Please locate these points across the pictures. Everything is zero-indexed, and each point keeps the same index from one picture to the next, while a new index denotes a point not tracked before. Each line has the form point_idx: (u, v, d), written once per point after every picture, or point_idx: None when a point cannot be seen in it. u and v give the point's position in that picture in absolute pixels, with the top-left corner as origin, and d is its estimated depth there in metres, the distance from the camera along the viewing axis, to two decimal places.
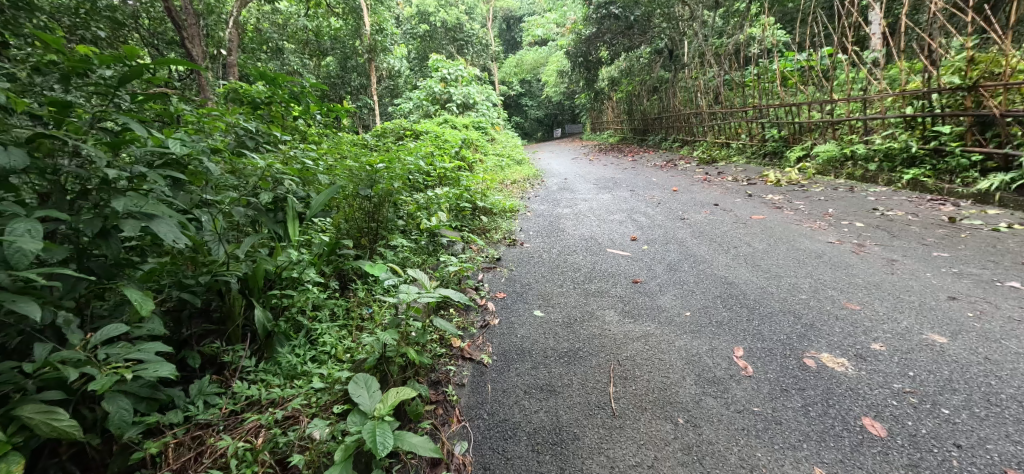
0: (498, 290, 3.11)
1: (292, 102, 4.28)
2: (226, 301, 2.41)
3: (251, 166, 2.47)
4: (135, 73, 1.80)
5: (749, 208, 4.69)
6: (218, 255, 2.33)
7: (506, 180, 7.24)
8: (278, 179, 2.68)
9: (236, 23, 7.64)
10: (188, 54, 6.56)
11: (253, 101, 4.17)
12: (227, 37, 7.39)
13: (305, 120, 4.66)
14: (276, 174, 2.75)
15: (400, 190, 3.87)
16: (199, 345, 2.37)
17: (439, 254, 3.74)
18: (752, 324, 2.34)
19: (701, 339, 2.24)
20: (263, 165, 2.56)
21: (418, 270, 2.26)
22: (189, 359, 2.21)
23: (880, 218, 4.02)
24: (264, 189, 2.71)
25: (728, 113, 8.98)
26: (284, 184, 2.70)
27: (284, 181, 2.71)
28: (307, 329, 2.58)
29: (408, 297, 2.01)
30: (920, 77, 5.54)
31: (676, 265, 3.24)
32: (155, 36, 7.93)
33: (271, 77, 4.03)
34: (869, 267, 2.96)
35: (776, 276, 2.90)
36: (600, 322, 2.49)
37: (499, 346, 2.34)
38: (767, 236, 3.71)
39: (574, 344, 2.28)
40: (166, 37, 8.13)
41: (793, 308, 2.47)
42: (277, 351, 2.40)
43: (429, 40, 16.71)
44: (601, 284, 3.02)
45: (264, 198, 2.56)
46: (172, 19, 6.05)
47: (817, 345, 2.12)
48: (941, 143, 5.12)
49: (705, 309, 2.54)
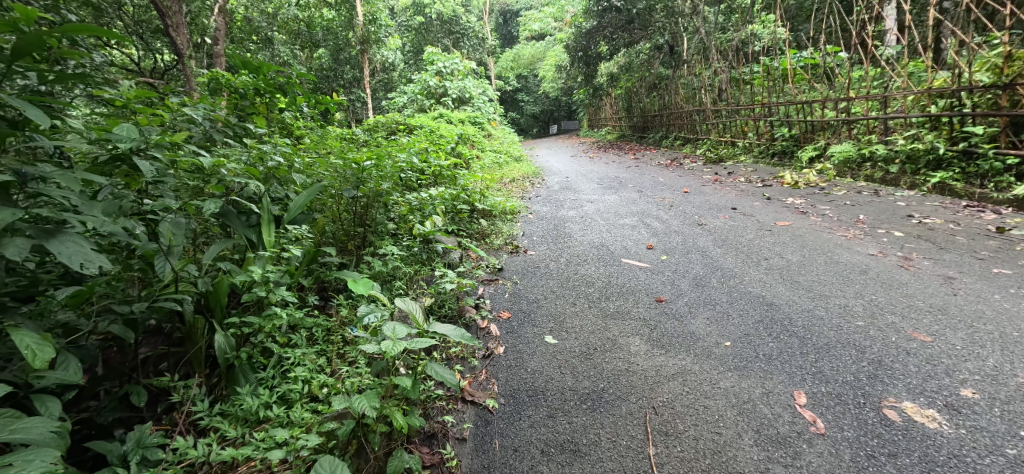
0: (502, 308, 2.73)
1: (278, 93, 3.89)
2: (185, 322, 2.10)
3: (208, 164, 2.04)
4: (32, 42, 1.37)
5: (771, 212, 4.33)
6: (162, 274, 1.94)
7: (505, 178, 6.85)
8: (238, 179, 2.21)
9: (223, 10, 7.15)
10: (173, 42, 6.11)
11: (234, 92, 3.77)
12: (212, 24, 6.92)
13: (290, 112, 4.26)
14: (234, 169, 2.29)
15: (390, 191, 3.48)
16: (145, 379, 2.02)
17: (434, 263, 3.34)
18: (809, 360, 1.96)
19: (751, 379, 1.85)
20: (223, 162, 2.13)
21: (407, 301, 1.90)
22: (133, 397, 1.89)
23: (918, 226, 3.64)
24: (221, 190, 2.24)
25: (733, 110, 8.62)
26: (247, 183, 2.25)
27: (245, 181, 2.26)
28: (278, 359, 2.22)
29: (392, 345, 1.64)
30: (947, 74, 5.20)
31: (702, 280, 2.85)
32: (138, 24, 7.42)
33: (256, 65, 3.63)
34: (926, 286, 2.58)
35: (822, 296, 2.52)
36: (625, 354, 2.12)
37: (507, 385, 1.99)
38: (799, 246, 3.34)
39: (597, 383, 1.92)
40: (151, 26, 7.62)
41: (851, 339, 2.09)
42: (238, 391, 2.04)
43: (424, 32, 16.12)
44: (620, 302, 2.64)
45: (219, 201, 2.12)
46: (155, 5, 5.62)
47: (894, 389, 1.75)
48: (971, 145, 4.77)
49: (747, 338, 2.16)
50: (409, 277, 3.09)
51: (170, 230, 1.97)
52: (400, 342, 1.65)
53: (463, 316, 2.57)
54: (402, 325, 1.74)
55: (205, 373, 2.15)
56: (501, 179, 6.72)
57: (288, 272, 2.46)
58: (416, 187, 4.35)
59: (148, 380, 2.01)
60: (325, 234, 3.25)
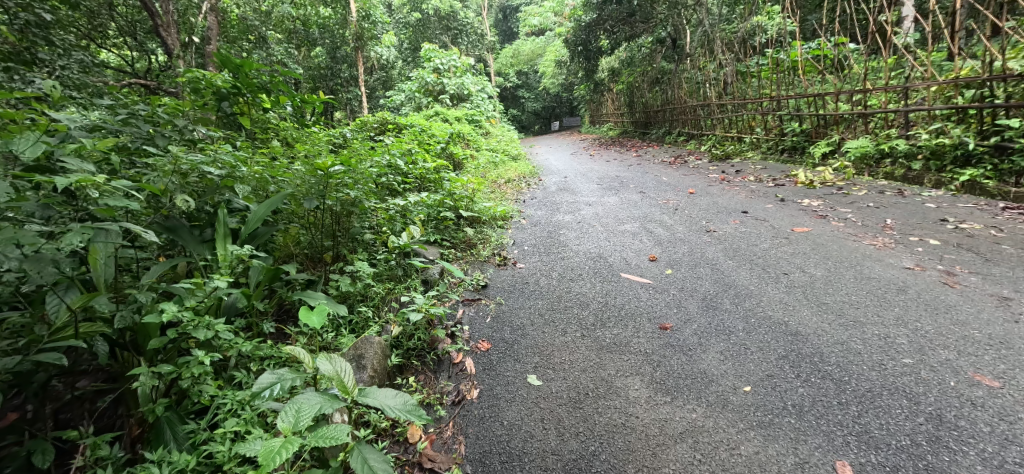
0: (481, 338, 2.34)
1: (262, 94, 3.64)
2: (116, 359, 1.84)
3: (62, 184, 1.54)
4: None
5: (787, 217, 3.93)
6: (55, 317, 1.67)
7: (499, 179, 6.48)
8: (115, 203, 1.68)
9: (214, 8, 6.81)
10: (162, 42, 5.82)
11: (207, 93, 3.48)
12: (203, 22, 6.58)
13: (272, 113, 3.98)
14: (115, 186, 1.78)
15: (365, 198, 3.15)
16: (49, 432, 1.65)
17: (409, 280, 2.95)
18: (851, 414, 1.59)
19: (780, 443, 1.51)
20: (90, 181, 1.63)
21: (329, 366, 1.54)
22: (36, 457, 1.53)
23: (955, 233, 3.22)
24: (110, 214, 1.77)
25: (740, 104, 8.14)
26: (133, 206, 1.74)
27: (127, 204, 1.70)
28: (215, 406, 1.88)
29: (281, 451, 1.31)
30: (975, 61, 4.75)
31: (714, 300, 2.47)
32: (133, 24, 6.98)
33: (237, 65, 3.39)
34: (979, 310, 2.17)
35: (856, 323, 2.11)
36: (624, 401, 1.76)
37: (477, 446, 1.64)
38: (821, 257, 2.95)
39: (588, 447, 1.58)
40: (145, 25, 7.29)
41: (900, 384, 1.71)
42: (158, 450, 1.70)
43: (422, 28, 15.63)
44: (618, 331, 2.26)
45: (90, 233, 1.64)
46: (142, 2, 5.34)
47: (964, 460, 1.39)
48: (1005, 140, 4.32)
49: (772, 381, 1.78)
50: (380, 298, 2.70)
51: (40, 269, 1.60)
52: (296, 439, 1.34)
53: (434, 350, 2.22)
54: (312, 405, 1.43)
55: (137, 422, 1.80)
56: (495, 180, 6.32)
57: (243, 293, 2.17)
58: (396, 192, 3.99)
59: (54, 433, 1.64)
60: (297, 245, 2.89)
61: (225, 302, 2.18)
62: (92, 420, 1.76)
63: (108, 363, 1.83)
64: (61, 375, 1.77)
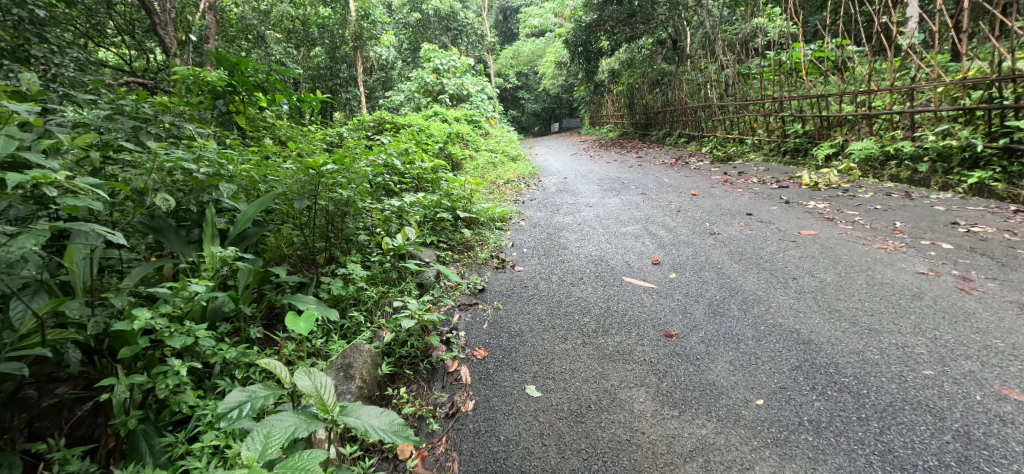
0: (477, 345, 2.23)
1: (257, 91, 3.53)
2: (94, 365, 1.72)
3: (14, 181, 1.41)
4: None
5: (793, 219, 3.83)
6: (19, 322, 1.57)
7: (498, 180, 6.37)
8: (76, 203, 1.55)
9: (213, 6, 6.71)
10: (160, 41, 5.72)
11: (198, 90, 3.37)
12: (202, 20, 6.47)
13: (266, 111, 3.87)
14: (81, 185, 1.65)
15: (359, 197, 3.04)
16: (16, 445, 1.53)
17: (403, 283, 2.83)
18: (872, 431, 1.49)
19: (797, 464, 1.41)
20: (47, 178, 1.49)
21: (306, 383, 1.43)
22: None
23: (968, 236, 3.12)
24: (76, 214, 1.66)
25: (741, 105, 8.04)
26: (97, 206, 1.60)
27: (88, 204, 1.57)
28: (195, 417, 1.76)
29: None
30: (982, 61, 4.65)
31: (720, 306, 2.36)
32: (130, 23, 6.87)
33: (232, 62, 3.29)
34: (1000, 318, 2.06)
35: (871, 331, 2.01)
36: (629, 415, 1.66)
37: (471, 463, 1.54)
38: (832, 261, 2.85)
39: (590, 465, 1.47)
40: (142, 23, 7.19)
41: (922, 398, 1.60)
42: (132, 464, 1.58)
43: (422, 28, 15.50)
44: (621, 338, 2.16)
45: (48, 236, 1.50)
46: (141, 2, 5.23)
47: None
48: (1015, 141, 4.22)
49: (785, 394, 1.67)
50: (373, 302, 2.58)
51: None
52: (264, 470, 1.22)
53: (428, 357, 2.12)
54: (283, 429, 1.33)
55: (114, 434, 1.65)
56: (494, 181, 6.21)
57: (229, 296, 2.06)
58: (392, 191, 3.88)
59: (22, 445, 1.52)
60: (289, 245, 2.77)
61: (210, 306, 2.06)
62: (63, 432, 1.64)
63: (86, 369, 1.70)
64: (35, 383, 1.64)
